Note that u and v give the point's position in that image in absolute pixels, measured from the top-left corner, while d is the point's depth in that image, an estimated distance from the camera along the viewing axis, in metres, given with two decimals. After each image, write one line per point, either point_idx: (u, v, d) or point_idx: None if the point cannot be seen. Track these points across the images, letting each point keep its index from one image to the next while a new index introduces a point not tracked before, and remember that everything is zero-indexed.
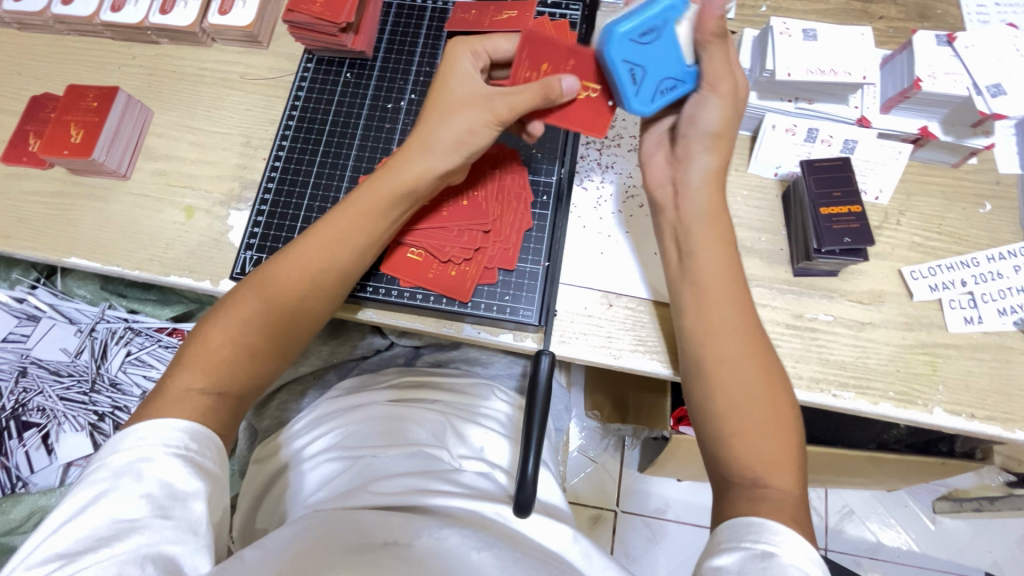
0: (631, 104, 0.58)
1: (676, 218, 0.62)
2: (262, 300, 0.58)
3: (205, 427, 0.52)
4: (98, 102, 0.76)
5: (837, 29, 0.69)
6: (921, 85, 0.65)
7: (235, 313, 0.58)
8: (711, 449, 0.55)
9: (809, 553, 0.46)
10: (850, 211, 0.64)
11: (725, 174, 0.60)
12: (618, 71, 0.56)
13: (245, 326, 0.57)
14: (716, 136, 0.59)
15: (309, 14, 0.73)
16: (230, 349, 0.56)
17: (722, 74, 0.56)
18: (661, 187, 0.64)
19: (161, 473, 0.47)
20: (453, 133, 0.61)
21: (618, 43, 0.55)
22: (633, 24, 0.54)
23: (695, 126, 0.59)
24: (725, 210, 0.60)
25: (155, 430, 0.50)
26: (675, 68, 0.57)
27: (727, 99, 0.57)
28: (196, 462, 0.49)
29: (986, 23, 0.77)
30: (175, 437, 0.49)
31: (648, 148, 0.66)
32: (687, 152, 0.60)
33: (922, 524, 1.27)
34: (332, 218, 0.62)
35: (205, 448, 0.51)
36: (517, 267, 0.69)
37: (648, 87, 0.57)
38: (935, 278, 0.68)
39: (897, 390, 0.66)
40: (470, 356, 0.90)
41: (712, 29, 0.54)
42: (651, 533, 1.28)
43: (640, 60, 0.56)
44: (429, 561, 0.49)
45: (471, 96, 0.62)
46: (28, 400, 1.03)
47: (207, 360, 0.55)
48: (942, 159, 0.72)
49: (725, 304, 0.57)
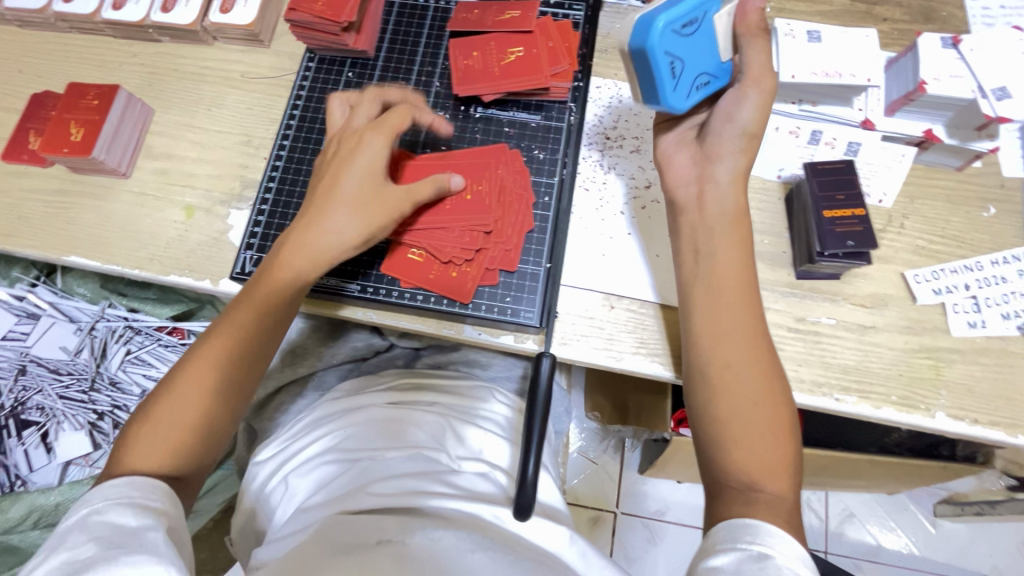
0: (669, 99, 0.57)
1: (697, 216, 0.61)
2: (203, 371, 0.57)
3: (152, 480, 0.52)
4: (98, 101, 0.76)
5: (843, 31, 0.68)
6: (926, 87, 0.64)
7: (180, 393, 0.57)
8: (707, 452, 0.55)
9: (800, 552, 0.46)
10: (854, 215, 0.64)
11: (738, 176, 0.60)
12: (659, 62, 0.54)
13: (195, 400, 0.56)
14: (749, 136, 0.60)
15: (311, 12, 0.72)
16: (185, 426, 0.56)
17: (762, 68, 0.59)
18: (683, 186, 0.63)
19: (111, 517, 0.47)
20: (359, 195, 0.63)
21: (664, 31, 0.53)
22: (676, 13, 0.53)
23: (732, 122, 0.60)
24: (739, 214, 0.60)
25: (101, 490, 0.50)
26: (709, 63, 0.58)
27: (766, 95, 0.59)
28: (141, 503, 0.49)
29: (991, 25, 0.77)
30: (116, 489, 0.50)
31: (667, 148, 0.65)
32: (718, 150, 0.61)
33: (923, 528, 1.27)
34: (268, 269, 0.62)
35: (149, 491, 0.51)
36: (518, 269, 0.69)
37: (686, 82, 0.57)
38: (938, 282, 0.68)
39: (900, 394, 0.65)
40: (470, 358, 0.89)
41: (752, 24, 0.58)
42: (651, 535, 1.28)
43: (680, 52, 0.55)
44: (423, 563, 0.48)
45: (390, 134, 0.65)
46: (26, 399, 1.02)
47: (162, 443, 0.55)
48: (946, 162, 0.72)
49: (730, 307, 0.57)
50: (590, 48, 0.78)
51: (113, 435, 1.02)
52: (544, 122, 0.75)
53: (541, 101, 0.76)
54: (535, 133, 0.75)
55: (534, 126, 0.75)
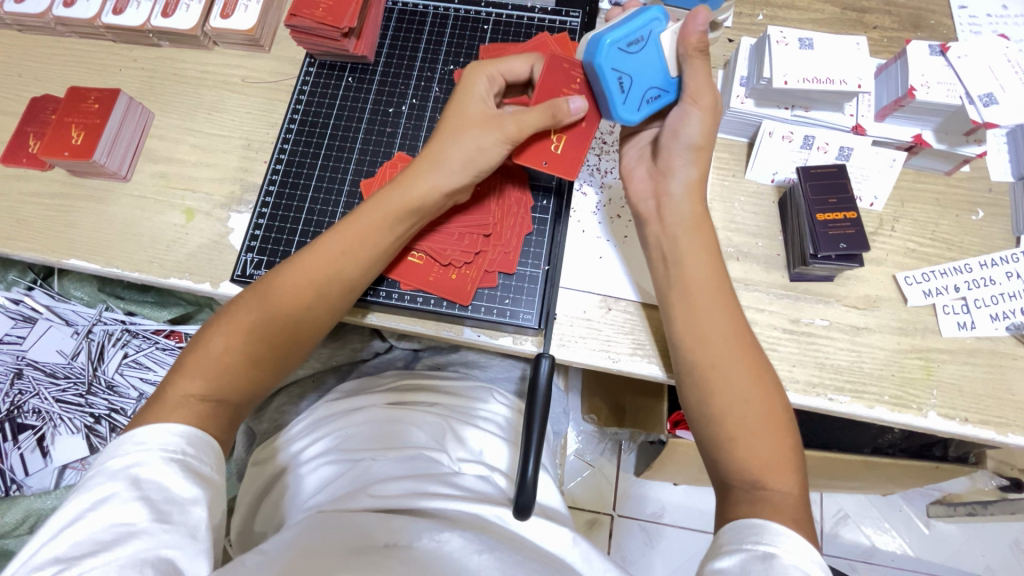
0: (618, 111, 0.60)
1: (659, 229, 0.62)
2: (292, 279, 0.59)
3: (202, 432, 0.53)
4: (98, 105, 0.77)
5: (833, 38, 0.69)
6: (915, 94, 0.65)
7: (242, 320, 0.58)
8: (711, 452, 0.56)
9: (812, 554, 0.46)
10: (846, 217, 0.65)
11: (694, 186, 0.61)
12: (606, 78, 0.58)
13: (281, 312, 0.59)
14: (697, 150, 0.60)
15: (312, 18, 0.73)
16: (232, 356, 0.57)
17: (706, 86, 0.57)
18: (644, 200, 0.64)
19: (158, 479, 0.47)
20: (463, 152, 0.61)
21: (605, 50, 0.57)
22: (621, 33, 0.57)
23: (677, 138, 0.60)
24: (700, 221, 0.61)
25: (154, 435, 0.50)
26: (660, 78, 0.59)
27: (709, 113, 0.58)
28: (191, 467, 0.50)
29: (978, 33, 0.79)
30: (173, 443, 0.50)
31: (629, 162, 0.67)
32: (669, 165, 0.61)
33: (917, 529, 1.28)
34: (269, 284, 0.60)
35: (202, 454, 0.51)
36: (517, 271, 0.70)
37: (635, 96, 0.60)
38: (929, 284, 0.69)
39: (892, 394, 0.66)
40: (468, 359, 0.90)
41: (697, 43, 0.56)
42: (648, 537, 1.28)
43: (627, 68, 0.59)
44: (428, 563, 0.49)
45: (483, 119, 0.62)
46: (24, 402, 1.03)
47: (209, 367, 0.56)
48: (936, 166, 0.73)
49: (705, 314, 0.58)
50: None
51: (109, 438, 1.02)
52: None
53: None
54: None
55: None
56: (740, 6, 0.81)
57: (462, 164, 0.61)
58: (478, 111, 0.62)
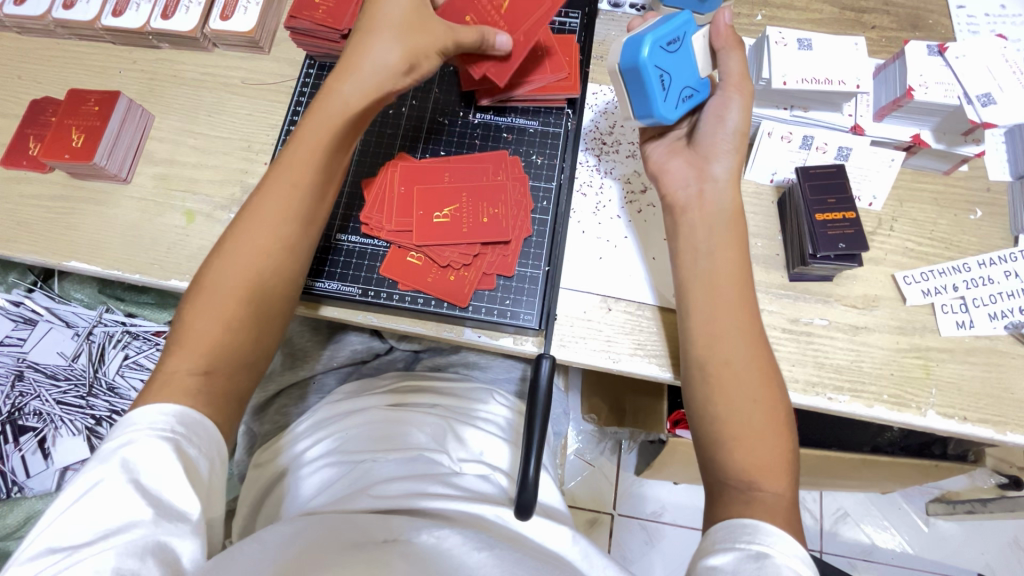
0: (659, 109, 0.61)
1: (697, 218, 0.61)
2: (252, 240, 0.59)
3: (200, 415, 0.53)
4: (99, 107, 0.77)
5: (831, 38, 0.69)
6: (913, 94, 0.66)
7: (223, 273, 0.58)
8: (707, 451, 0.56)
9: (798, 551, 0.47)
10: (844, 217, 0.65)
11: (734, 176, 0.62)
12: (649, 75, 0.58)
13: (245, 270, 0.58)
14: (740, 135, 0.61)
15: (311, 20, 0.73)
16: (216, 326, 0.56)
17: (741, 75, 0.60)
18: (682, 188, 0.63)
19: (144, 459, 0.47)
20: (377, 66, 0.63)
21: (652, 49, 0.57)
22: (662, 32, 0.58)
23: (723, 126, 0.61)
24: (737, 211, 0.61)
25: (146, 417, 0.50)
26: (692, 78, 0.61)
27: (748, 98, 0.61)
28: (180, 445, 0.49)
29: (976, 33, 0.79)
30: (162, 421, 0.50)
31: (658, 157, 0.66)
32: (713, 150, 0.61)
33: (916, 526, 1.29)
34: (223, 252, 0.59)
35: (193, 434, 0.51)
36: (516, 272, 0.70)
37: (674, 94, 0.61)
38: (927, 283, 0.69)
39: (891, 393, 0.67)
40: (468, 360, 0.89)
41: (727, 36, 0.60)
42: (647, 536, 1.29)
43: (668, 66, 0.59)
44: (428, 560, 0.49)
45: (402, 26, 0.63)
46: (24, 405, 1.03)
47: (197, 343, 0.55)
48: (934, 166, 0.74)
49: (726, 307, 0.58)
50: (587, 55, 0.79)
51: None
52: (542, 128, 0.76)
53: (539, 107, 0.77)
54: (533, 138, 0.76)
55: (532, 132, 0.76)
56: (739, 6, 0.81)
57: (387, 74, 0.63)
58: (393, 11, 0.63)
